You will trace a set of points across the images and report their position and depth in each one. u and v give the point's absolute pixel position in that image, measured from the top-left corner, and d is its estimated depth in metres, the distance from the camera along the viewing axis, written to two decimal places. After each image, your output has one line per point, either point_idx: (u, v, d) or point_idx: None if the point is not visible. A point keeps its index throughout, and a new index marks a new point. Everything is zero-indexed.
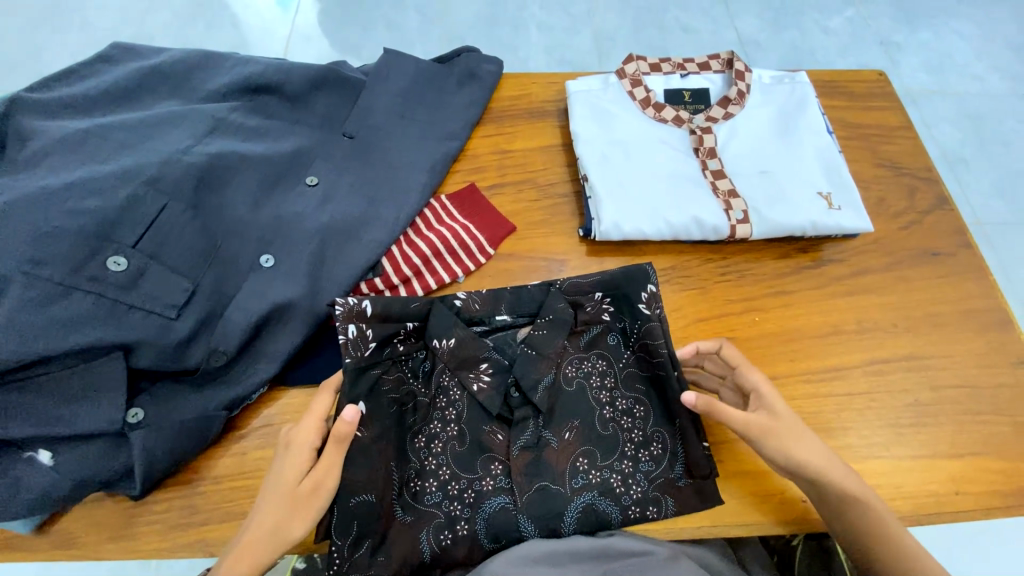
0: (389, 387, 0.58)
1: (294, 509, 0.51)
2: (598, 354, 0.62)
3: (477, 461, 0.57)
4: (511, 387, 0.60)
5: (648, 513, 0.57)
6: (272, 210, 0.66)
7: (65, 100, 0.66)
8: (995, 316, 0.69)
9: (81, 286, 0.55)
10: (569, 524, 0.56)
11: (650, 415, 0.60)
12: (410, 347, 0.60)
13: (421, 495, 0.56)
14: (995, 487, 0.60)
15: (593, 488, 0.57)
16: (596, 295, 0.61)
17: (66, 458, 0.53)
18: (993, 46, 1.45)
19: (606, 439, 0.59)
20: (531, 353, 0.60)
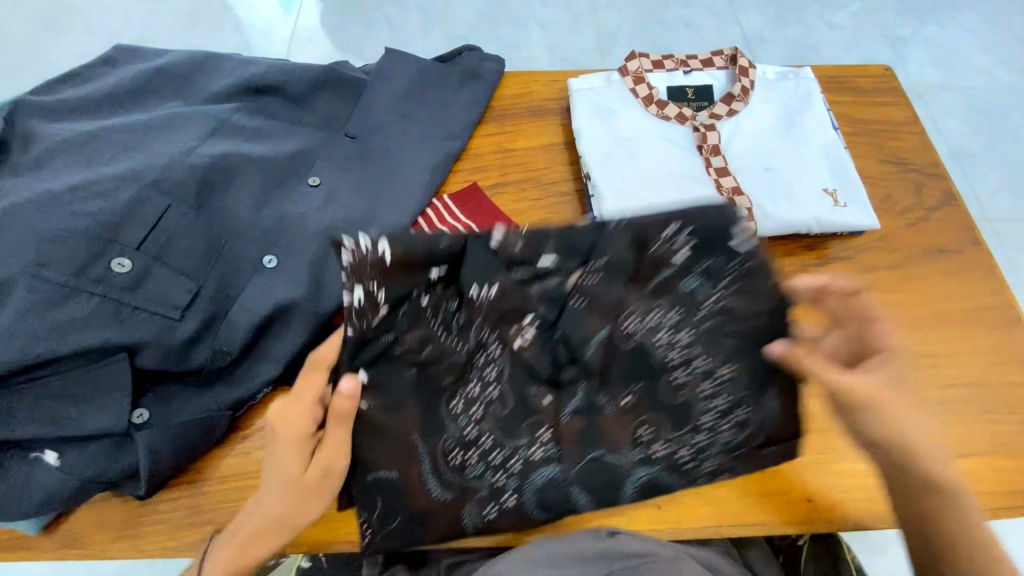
0: (407, 346, 0.51)
1: (301, 502, 0.51)
2: (669, 302, 0.53)
3: (519, 425, 0.55)
4: (556, 343, 0.54)
5: (722, 475, 0.58)
6: (275, 211, 0.66)
7: (69, 103, 0.67)
8: (1003, 313, 0.68)
9: (86, 288, 0.56)
10: (629, 494, 0.57)
11: (741, 376, 0.54)
12: (438, 297, 0.51)
13: (460, 461, 0.54)
14: (1003, 486, 0.59)
15: (658, 463, 0.57)
16: (668, 229, 0.50)
17: (71, 458, 0.54)
18: (1000, 40, 1.43)
19: (678, 407, 0.55)
20: (584, 305, 0.53)
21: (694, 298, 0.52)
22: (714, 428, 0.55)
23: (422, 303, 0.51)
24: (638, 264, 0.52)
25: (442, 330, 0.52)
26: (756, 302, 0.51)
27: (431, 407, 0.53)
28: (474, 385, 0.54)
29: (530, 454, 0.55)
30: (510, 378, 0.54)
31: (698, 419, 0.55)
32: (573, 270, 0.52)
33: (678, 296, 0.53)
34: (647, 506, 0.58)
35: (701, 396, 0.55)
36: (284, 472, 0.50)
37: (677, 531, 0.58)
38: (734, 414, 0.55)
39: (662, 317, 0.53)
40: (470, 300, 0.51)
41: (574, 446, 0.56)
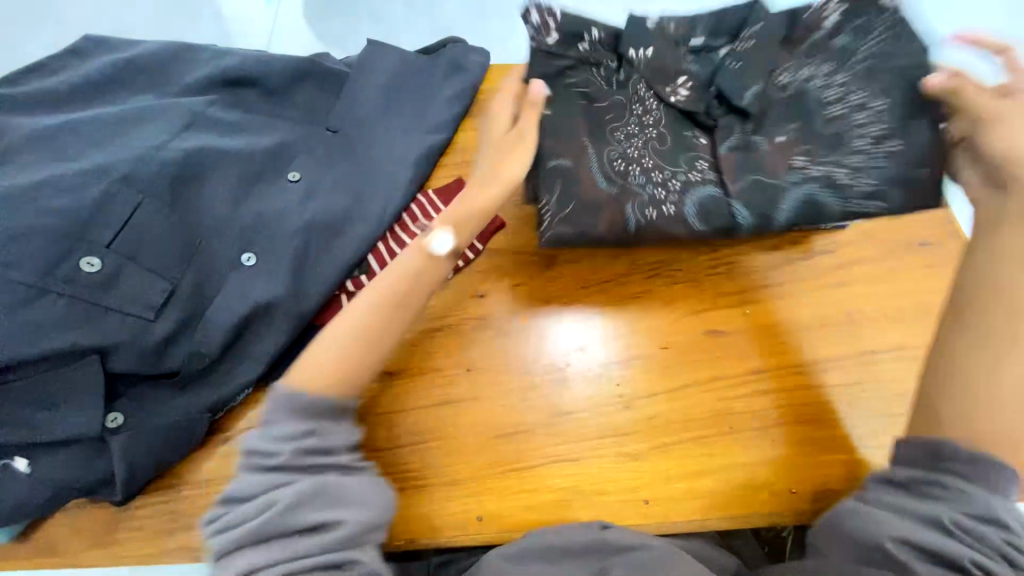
0: (577, 81, 0.65)
1: (397, 317, 0.55)
2: (820, 59, 0.63)
3: (680, 133, 0.66)
4: (710, 99, 0.66)
5: (874, 204, 0.61)
6: (253, 207, 0.64)
7: (35, 95, 0.64)
8: None
9: (54, 288, 0.54)
10: (785, 211, 0.62)
11: (890, 115, 0.60)
12: (599, 53, 0.66)
13: (641, 186, 0.64)
14: None
15: (816, 181, 0.61)
16: (794, 24, 0.66)
17: (43, 464, 0.52)
18: None
19: (830, 134, 0.62)
20: (737, 69, 0.64)
21: (819, 60, 0.64)
22: (800, 171, 0.62)
23: (588, 49, 0.65)
24: (791, 29, 0.66)
25: (623, 81, 0.67)
26: (893, 113, 0.60)
27: (597, 135, 0.65)
28: (619, 142, 0.65)
29: (686, 180, 0.64)
30: (667, 113, 0.66)
31: (799, 160, 0.62)
32: (719, 45, 0.68)
33: (769, 41, 0.65)
34: (632, 502, 0.58)
35: (833, 159, 0.61)
36: (389, 272, 0.56)
37: (662, 525, 0.58)
38: (881, 185, 0.60)
39: (722, 122, 0.66)
40: (649, 67, 0.66)
41: (670, 225, 0.63)
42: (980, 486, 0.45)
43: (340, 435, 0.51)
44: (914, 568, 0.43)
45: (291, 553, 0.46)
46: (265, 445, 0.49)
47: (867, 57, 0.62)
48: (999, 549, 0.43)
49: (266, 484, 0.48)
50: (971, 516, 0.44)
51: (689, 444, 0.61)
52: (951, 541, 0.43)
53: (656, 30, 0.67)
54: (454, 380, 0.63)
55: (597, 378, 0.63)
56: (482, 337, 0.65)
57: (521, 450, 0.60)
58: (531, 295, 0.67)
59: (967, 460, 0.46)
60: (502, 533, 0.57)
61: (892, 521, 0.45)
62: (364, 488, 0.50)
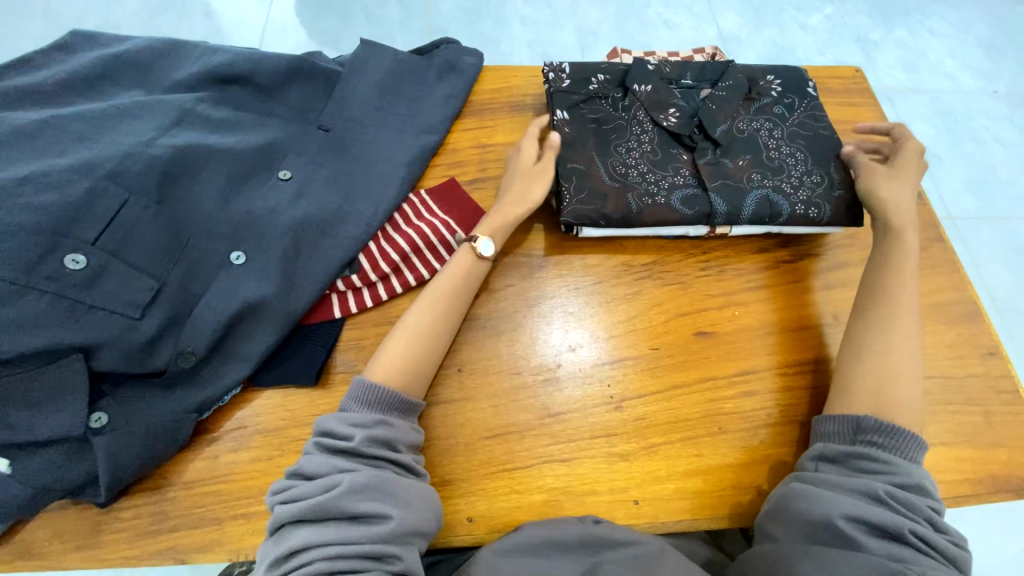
0: (590, 111, 0.72)
1: (454, 315, 0.62)
2: (766, 117, 0.72)
3: (668, 150, 0.71)
4: (694, 127, 0.71)
5: (811, 213, 0.68)
6: (244, 206, 0.64)
7: (19, 88, 0.63)
8: (965, 308, 0.70)
9: (36, 286, 0.53)
10: (750, 207, 0.67)
11: (809, 158, 0.71)
12: (607, 89, 0.73)
13: (648, 177, 0.68)
14: (965, 475, 0.62)
15: (766, 187, 0.68)
16: (767, 78, 0.74)
17: (24, 465, 0.51)
18: (964, 45, 1.49)
19: (773, 163, 0.70)
20: (712, 107, 0.71)
21: (767, 115, 0.73)
22: (750, 181, 0.68)
23: (597, 86, 0.73)
24: (751, 89, 0.74)
25: (628, 109, 0.72)
26: (814, 155, 0.71)
27: (606, 147, 0.70)
28: (628, 150, 0.70)
29: (673, 181, 0.69)
30: (659, 135, 0.71)
31: (754, 177, 0.69)
32: (703, 87, 0.74)
33: (732, 95, 0.72)
34: (623, 502, 0.59)
35: (776, 179, 0.69)
36: (442, 280, 0.63)
37: (654, 525, 0.58)
38: (820, 200, 0.68)
39: (701, 144, 0.71)
40: (648, 100, 0.72)
41: (668, 213, 0.67)
42: (900, 463, 0.53)
43: (404, 431, 0.54)
44: (860, 540, 0.48)
45: (342, 536, 0.47)
46: (339, 430, 0.52)
47: (801, 118, 0.73)
48: (925, 514, 0.50)
49: (333, 465, 0.50)
50: (898, 488, 0.51)
51: (680, 446, 0.61)
52: (885, 512, 0.49)
53: (654, 72, 0.74)
54: (446, 381, 0.63)
55: (587, 379, 0.64)
56: (472, 337, 0.65)
57: (513, 451, 0.60)
58: (523, 296, 0.67)
59: (885, 438, 0.54)
60: (492, 532, 0.57)
61: (835, 498, 0.51)
62: (414, 490, 0.51)
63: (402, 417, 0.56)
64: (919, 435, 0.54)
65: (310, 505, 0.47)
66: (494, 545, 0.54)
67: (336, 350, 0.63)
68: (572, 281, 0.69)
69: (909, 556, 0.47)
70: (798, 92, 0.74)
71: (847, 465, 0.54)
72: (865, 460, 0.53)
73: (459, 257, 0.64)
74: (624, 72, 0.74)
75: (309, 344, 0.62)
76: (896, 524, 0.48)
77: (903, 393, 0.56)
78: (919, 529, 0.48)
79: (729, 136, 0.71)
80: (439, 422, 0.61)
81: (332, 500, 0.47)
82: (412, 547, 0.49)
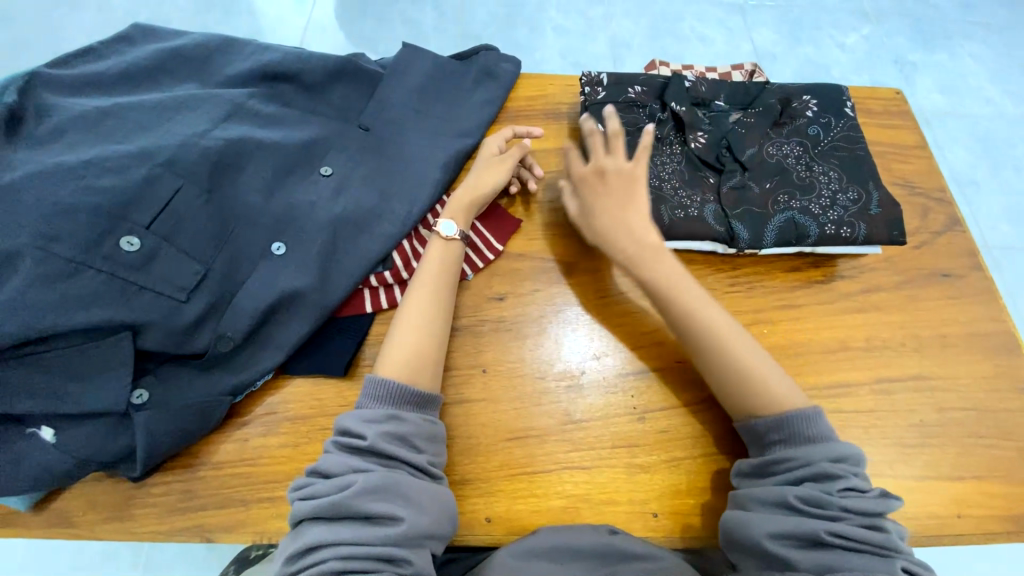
0: (625, 122, 0.72)
1: (444, 301, 0.62)
2: (796, 141, 0.72)
3: (696, 171, 0.71)
4: (722, 148, 0.72)
5: (843, 232, 0.67)
6: (286, 199, 0.66)
7: (84, 77, 0.66)
8: (1002, 340, 0.69)
9: (92, 265, 0.55)
10: (769, 236, 0.67)
11: (843, 178, 0.70)
12: (644, 100, 0.74)
13: (675, 192, 0.69)
14: (995, 511, 0.60)
15: (792, 210, 0.68)
16: (802, 99, 0.74)
17: (68, 435, 0.53)
18: (1008, 71, 1.45)
19: (802, 185, 0.70)
20: (740, 132, 0.72)
21: (798, 137, 0.73)
22: (777, 203, 0.69)
23: (633, 97, 0.74)
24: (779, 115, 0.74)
25: (661, 126, 0.73)
26: (848, 173, 0.70)
27: None
28: (660, 164, 0.71)
29: (705, 198, 0.69)
30: (686, 156, 0.72)
31: (781, 200, 0.69)
32: (733, 111, 0.75)
33: (762, 119, 0.73)
34: (642, 514, 0.58)
35: (805, 200, 0.69)
36: (420, 272, 0.64)
37: (672, 538, 0.58)
38: (853, 219, 0.67)
39: (729, 166, 0.71)
40: (681, 118, 0.72)
41: (701, 227, 0.67)
42: (801, 456, 0.52)
43: (416, 428, 0.54)
44: (790, 559, 0.48)
45: (355, 536, 0.47)
46: (355, 428, 0.52)
47: (836, 139, 0.72)
48: (839, 507, 0.49)
49: (348, 464, 0.50)
50: (809, 487, 0.51)
51: (702, 461, 0.61)
52: (800, 518, 0.49)
53: (689, 91, 0.74)
54: (470, 380, 0.63)
55: (610, 387, 0.64)
56: (499, 338, 0.66)
57: (533, 454, 0.60)
58: (549, 301, 0.68)
59: (779, 433, 0.55)
60: (510, 534, 0.58)
61: (761, 518, 0.51)
62: (427, 491, 0.51)
63: (416, 413, 0.56)
64: (811, 409, 0.55)
65: (325, 504, 0.48)
66: (510, 546, 0.54)
67: (365, 343, 0.64)
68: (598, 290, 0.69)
69: (838, 562, 0.47)
70: (832, 115, 0.74)
71: (764, 473, 0.54)
72: (772, 462, 0.54)
73: (431, 246, 0.65)
74: (662, 86, 0.75)
75: (340, 336, 0.63)
76: (813, 531, 0.48)
77: (763, 387, 0.57)
78: (835, 527, 0.48)
79: (757, 159, 0.71)
80: (458, 420, 0.62)
81: (346, 501, 0.48)
82: (423, 550, 0.50)
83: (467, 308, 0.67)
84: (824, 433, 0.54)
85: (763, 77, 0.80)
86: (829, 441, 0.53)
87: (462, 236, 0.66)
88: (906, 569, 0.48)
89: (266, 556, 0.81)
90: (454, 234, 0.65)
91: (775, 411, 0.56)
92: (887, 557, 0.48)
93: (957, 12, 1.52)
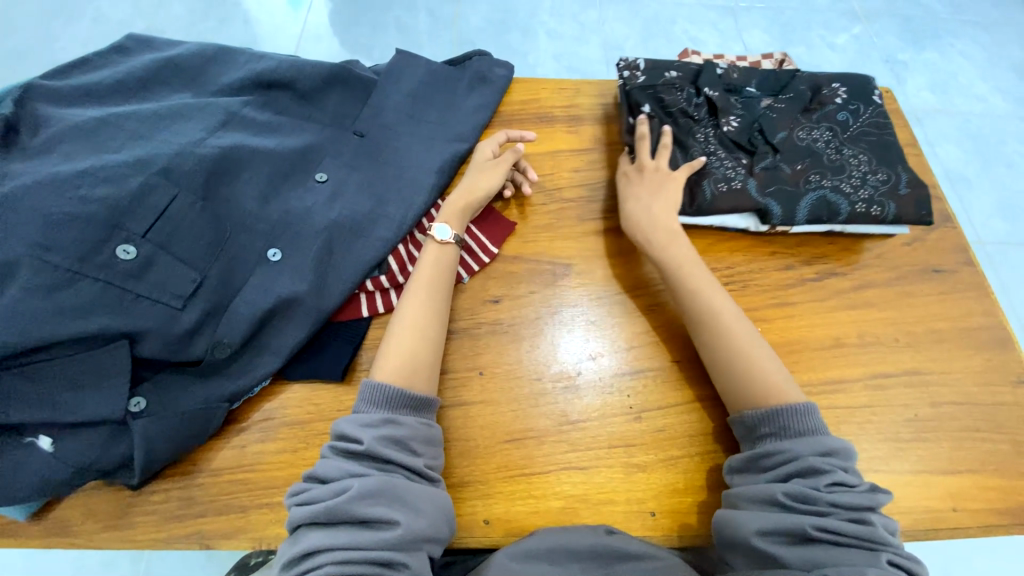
0: (664, 105, 0.74)
1: (439, 305, 0.63)
2: (826, 126, 0.74)
3: (730, 152, 0.73)
4: (755, 130, 0.74)
5: (872, 211, 0.68)
6: (281, 205, 0.66)
7: (79, 88, 0.67)
8: (994, 334, 0.69)
9: (89, 274, 0.55)
10: (804, 211, 0.68)
11: (872, 161, 0.71)
12: (681, 84, 0.76)
13: (708, 171, 0.71)
14: (991, 504, 0.60)
15: (824, 188, 0.69)
16: (832, 87, 0.77)
17: (66, 444, 0.53)
18: (997, 68, 1.47)
19: (834, 165, 0.71)
20: (773, 116, 0.74)
21: (828, 123, 0.74)
22: (809, 182, 0.70)
23: (669, 81, 0.75)
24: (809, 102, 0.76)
25: (698, 109, 0.75)
26: (877, 157, 0.72)
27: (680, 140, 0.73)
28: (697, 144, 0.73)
29: (743, 175, 0.71)
30: (721, 138, 0.74)
31: (812, 178, 0.70)
32: (765, 97, 0.77)
33: (793, 105, 0.75)
34: (640, 513, 0.59)
35: (836, 179, 0.70)
36: (416, 276, 0.64)
37: (670, 537, 0.58)
38: (883, 198, 0.69)
39: (762, 148, 0.73)
40: (714, 102, 0.74)
41: (741, 200, 0.68)
42: (791, 452, 0.53)
43: (413, 432, 0.54)
44: (777, 554, 0.48)
45: (352, 541, 0.48)
46: (351, 433, 0.52)
47: (864, 125, 0.74)
48: (826, 502, 0.49)
49: (344, 469, 0.51)
50: (796, 483, 0.51)
51: (699, 459, 0.61)
52: (788, 515, 0.50)
53: (721, 78, 0.77)
54: (468, 382, 0.64)
55: (606, 388, 0.64)
56: (496, 340, 0.66)
57: (531, 456, 0.61)
58: (545, 303, 0.68)
59: (771, 427, 0.56)
60: (508, 535, 0.58)
61: (747, 515, 0.51)
62: (424, 494, 0.51)
63: (413, 416, 0.56)
64: (805, 404, 0.56)
65: (322, 509, 0.48)
66: (507, 547, 0.54)
67: (362, 347, 0.64)
68: (594, 291, 0.69)
69: (822, 556, 0.48)
70: (860, 102, 0.76)
71: (756, 469, 0.55)
72: (765, 459, 0.54)
73: (427, 249, 0.66)
74: (695, 72, 0.77)
75: (336, 341, 0.64)
76: (801, 527, 0.49)
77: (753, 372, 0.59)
78: (823, 522, 0.48)
79: (788, 142, 0.73)
80: (455, 422, 0.62)
81: (342, 505, 0.48)
82: (421, 554, 0.50)
83: (463, 312, 0.67)
84: (813, 429, 0.55)
85: (792, 66, 0.82)
86: (818, 436, 0.54)
87: (458, 240, 0.66)
88: (892, 562, 0.47)
89: (266, 563, 0.81)
90: (448, 238, 0.66)
91: (767, 402, 0.57)
92: (872, 549, 0.48)
93: (946, 10, 1.54)
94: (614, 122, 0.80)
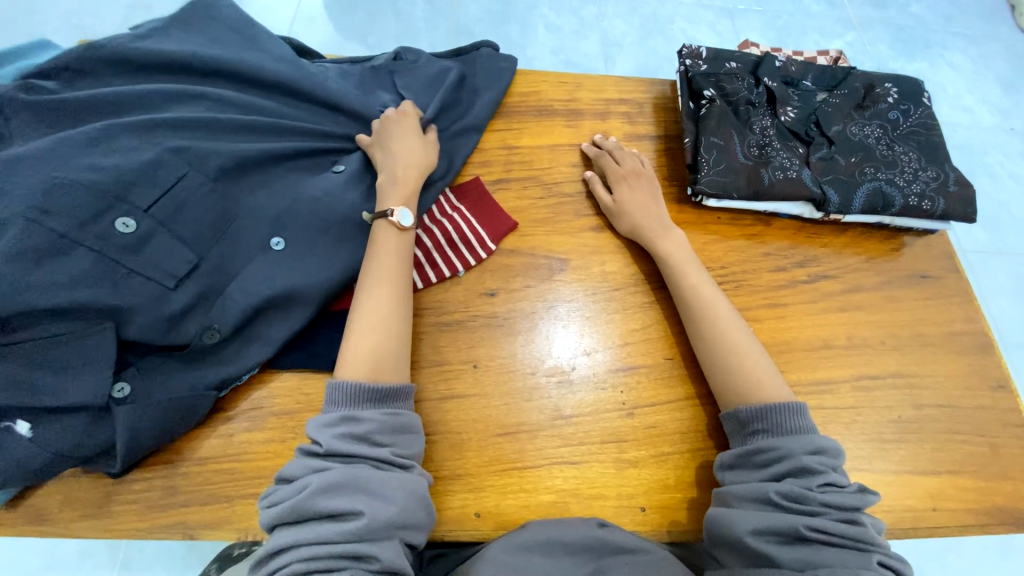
0: (725, 91, 0.75)
1: (401, 294, 0.61)
2: (877, 123, 0.76)
3: (786, 142, 0.75)
4: (811, 123, 0.76)
5: (924, 205, 0.72)
6: (282, 191, 0.65)
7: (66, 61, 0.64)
8: (976, 339, 0.71)
9: (85, 243, 0.53)
10: (858, 202, 0.71)
11: (920, 159, 0.74)
12: (742, 74, 0.77)
13: (771, 156, 0.73)
14: (968, 504, 0.62)
15: (879, 180, 0.72)
16: (885, 85, 0.78)
17: (45, 431, 0.51)
18: (984, 79, 1.50)
19: (886, 160, 0.74)
20: (828, 110, 0.77)
21: (879, 120, 0.77)
22: (864, 174, 0.73)
23: (730, 69, 0.77)
24: (862, 99, 0.78)
25: (758, 97, 0.76)
26: (925, 155, 0.75)
27: (741, 127, 0.74)
28: (757, 132, 0.74)
29: (798, 166, 0.73)
30: (778, 127, 0.76)
31: (867, 170, 0.73)
32: (820, 91, 0.79)
33: (847, 100, 0.77)
34: (629, 509, 0.59)
35: (890, 173, 0.73)
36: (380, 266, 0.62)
37: (659, 532, 0.59)
38: (933, 194, 0.72)
39: (817, 139, 0.75)
40: (773, 93, 0.76)
41: (797, 189, 0.71)
42: (783, 449, 0.54)
43: (375, 424, 0.52)
44: (770, 553, 0.49)
45: (317, 538, 0.47)
46: (313, 433, 0.52)
47: (914, 125, 0.76)
48: (818, 502, 0.50)
49: (307, 466, 0.50)
50: (788, 482, 0.52)
51: (689, 456, 0.61)
52: (782, 515, 0.50)
53: (780, 69, 0.78)
54: (461, 376, 0.63)
55: (599, 383, 0.64)
56: (490, 334, 0.66)
57: (522, 450, 0.60)
58: (539, 297, 0.68)
59: (762, 425, 0.56)
60: (499, 529, 0.58)
61: (741, 515, 0.52)
62: (391, 483, 0.50)
63: (376, 409, 0.54)
64: (791, 402, 0.56)
65: (285, 508, 0.47)
66: (497, 542, 0.54)
67: None
68: (588, 287, 0.69)
69: (815, 556, 0.48)
70: (908, 101, 0.78)
71: (747, 467, 0.56)
72: (757, 457, 0.55)
73: (384, 236, 0.63)
74: (755, 63, 0.78)
75: (328, 331, 0.63)
76: (793, 527, 0.49)
77: (758, 369, 0.60)
78: (815, 522, 0.49)
79: (842, 135, 0.75)
80: (448, 414, 0.61)
81: (305, 502, 0.47)
82: (393, 544, 0.48)
83: (458, 303, 0.67)
84: (802, 428, 0.56)
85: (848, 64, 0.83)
86: (809, 436, 0.55)
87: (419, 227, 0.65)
88: (882, 563, 0.48)
89: (249, 554, 0.80)
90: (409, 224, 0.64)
91: (759, 400, 0.58)
92: (864, 550, 0.49)
93: (938, 22, 1.56)
94: (614, 118, 0.80)
